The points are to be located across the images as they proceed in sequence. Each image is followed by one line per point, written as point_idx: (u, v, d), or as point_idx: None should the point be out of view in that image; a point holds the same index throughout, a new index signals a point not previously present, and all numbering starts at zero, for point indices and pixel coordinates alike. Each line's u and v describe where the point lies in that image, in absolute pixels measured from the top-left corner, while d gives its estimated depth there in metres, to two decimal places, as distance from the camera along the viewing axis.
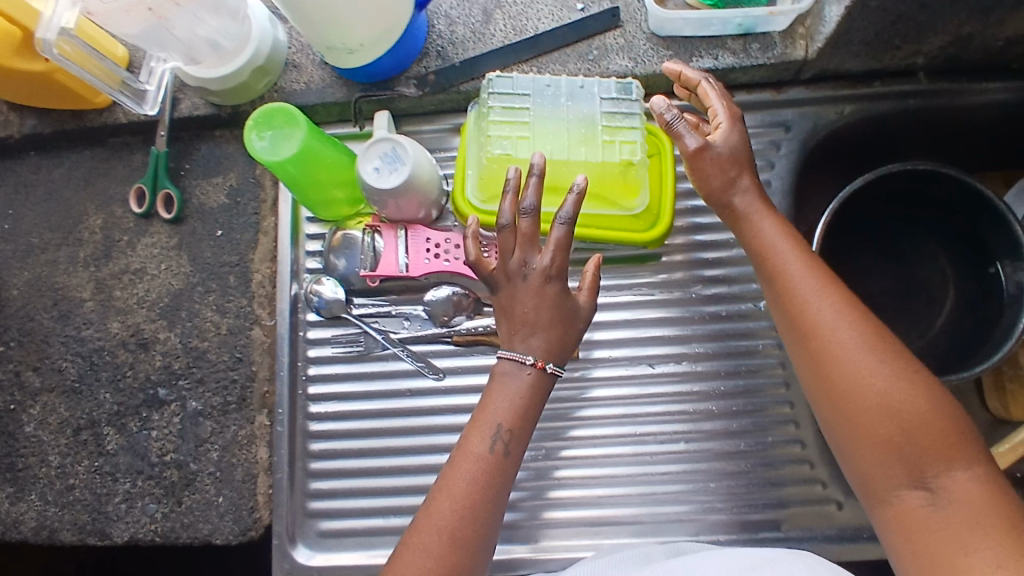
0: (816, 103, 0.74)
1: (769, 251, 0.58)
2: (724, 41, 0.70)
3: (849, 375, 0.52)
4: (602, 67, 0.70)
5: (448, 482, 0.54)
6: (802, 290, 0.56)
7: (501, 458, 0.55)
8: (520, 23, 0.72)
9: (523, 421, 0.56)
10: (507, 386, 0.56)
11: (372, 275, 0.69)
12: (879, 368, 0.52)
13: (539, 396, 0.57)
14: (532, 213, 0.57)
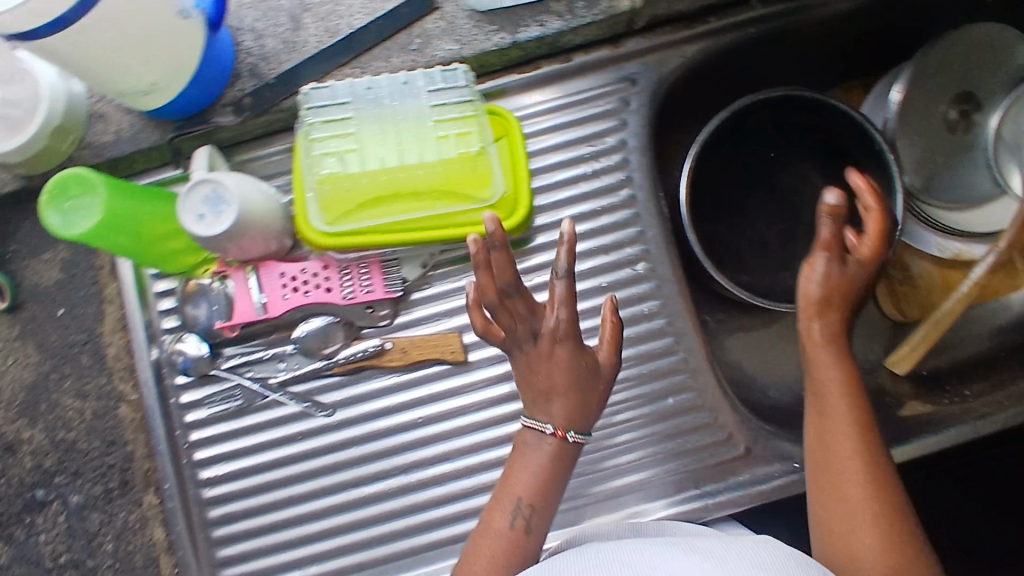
0: (658, 50, 0.72)
1: (817, 364, 0.52)
2: (547, 6, 0.67)
3: (849, 509, 0.48)
4: (427, 55, 0.66)
5: (471, 560, 0.51)
6: (842, 424, 0.51)
7: (525, 532, 0.51)
8: (333, 24, 0.67)
9: (549, 495, 0.52)
10: (535, 453, 0.53)
11: (230, 324, 0.66)
12: (877, 520, 0.47)
13: (564, 464, 0.54)
14: (564, 277, 0.50)
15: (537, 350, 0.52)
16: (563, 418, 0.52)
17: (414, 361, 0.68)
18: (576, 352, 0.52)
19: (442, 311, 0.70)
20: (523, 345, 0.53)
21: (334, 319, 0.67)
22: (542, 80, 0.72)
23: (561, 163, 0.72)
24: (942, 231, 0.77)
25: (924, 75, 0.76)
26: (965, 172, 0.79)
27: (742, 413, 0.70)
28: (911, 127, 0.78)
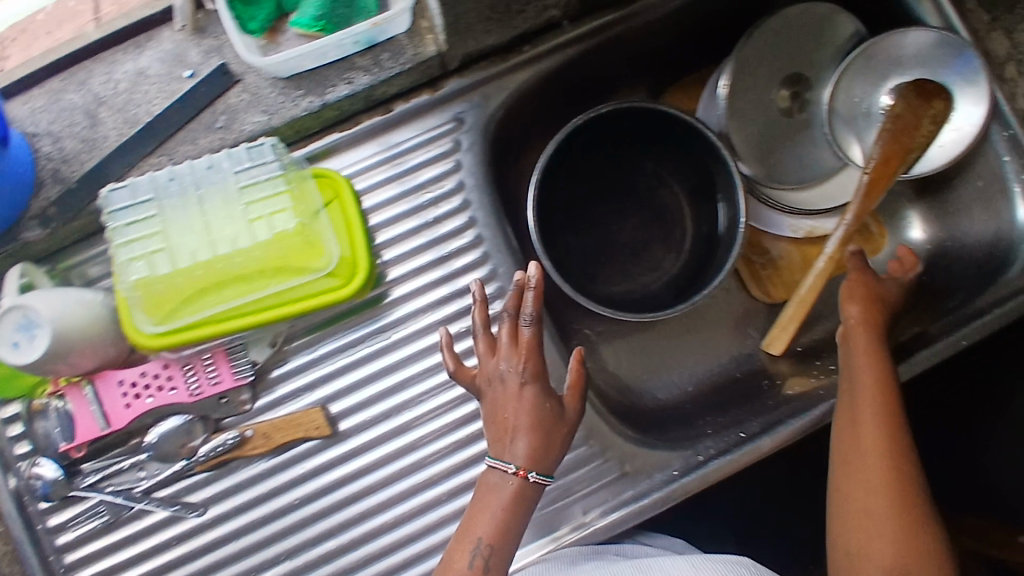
0: (480, 85, 0.71)
1: (849, 405, 0.64)
2: (352, 62, 0.65)
3: (868, 491, 0.59)
4: (236, 131, 0.64)
5: None
6: (869, 415, 0.62)
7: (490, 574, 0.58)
8: (132, 113, 0.64)
9: (507, 537, 0.59)
10: (503, 497, 0.59)
11: (74, 444, 0.65)
12: (885, 503, 0.58)
13: (522, 506, 0.60)
14: (532, 322, 0.62)
15: (501, 389, 0.62)
16: (524, 454, 0.60)
17: (278, 444, 0.67)
18: (537, 392, 0.61)
19: (304, 385, 0.69)
20: (487, 386, 0.63)
21: (190, 416, 0.66)
22: (366, 133, 0.70)
23: (401, 215, 0.71)
24: (793, 213, 0.80)
25: (750, 67, 0.77)
26: (806, 151, 0.81)
27: (615, 432, 0.72)
28: (749, 118, 0.78)
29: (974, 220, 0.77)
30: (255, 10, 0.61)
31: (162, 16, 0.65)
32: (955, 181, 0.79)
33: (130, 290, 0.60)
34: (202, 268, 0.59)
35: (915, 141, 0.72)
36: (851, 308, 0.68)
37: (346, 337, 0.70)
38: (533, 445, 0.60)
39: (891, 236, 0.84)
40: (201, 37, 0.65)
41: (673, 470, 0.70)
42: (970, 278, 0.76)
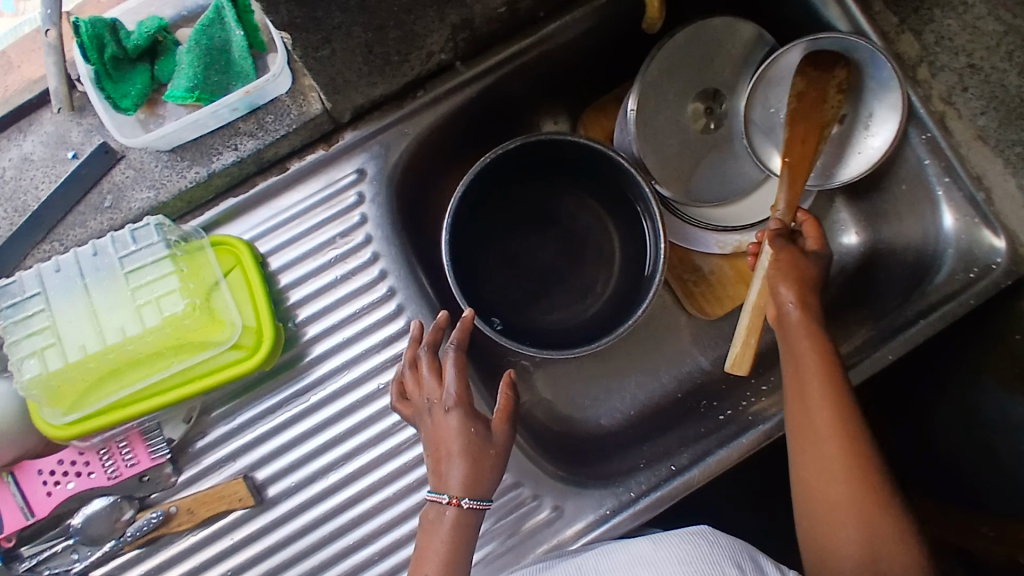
0: (378, 135, 0.69)
1: (797, 390, 0.59)
2: (236, 127, 0.63)
3: (828, 501, 0.55)
4: (125, 210, 0.62)
5: None
6: (815, 398, 0.57)
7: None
8: (20, 201, 0.63)
9: (455, 571, 0.55)
10: (441, 527, 0.56)
11: (4, 535, 0.63)
12: (853, 511, 0.54)
13: (466, 532, 0.57)
14: (452, 352, 0.61)
15: (431, 420, 0.59)
16: (458, 482, 0.56)
17: (202, 518, 0.66)
18: (462, 420, 0.58)
19: (227, 454, 0.68)
20: (420, 420, 0.61)
21: (115, 496, 0.65)
22: (266, 194, 0.68)
23: (311, 275, 0.70)
24: (718, 230, 0.79)
25: (656, 89, 0.75)
26: (726, 166, 0.79)
27: (548, 474, 0.70)
28: (662, 139, 0.77)
29: (903, 224, 0.75)
30: (126, 87, 0.61)
31: (41, 99, 0.65)
32: (881, 184, 0.77)
33: (25, 389, 0.59)
34: None
35: (826, 114, 0.70)
36: (781, 290, 0.60)
37: (264, 404, 0.69)
38: (466, 472, 0.57)
39: None
40: (81, 116, 0.64)
41: (603, 509, 0.68)
42: (902, 282, 0.74)
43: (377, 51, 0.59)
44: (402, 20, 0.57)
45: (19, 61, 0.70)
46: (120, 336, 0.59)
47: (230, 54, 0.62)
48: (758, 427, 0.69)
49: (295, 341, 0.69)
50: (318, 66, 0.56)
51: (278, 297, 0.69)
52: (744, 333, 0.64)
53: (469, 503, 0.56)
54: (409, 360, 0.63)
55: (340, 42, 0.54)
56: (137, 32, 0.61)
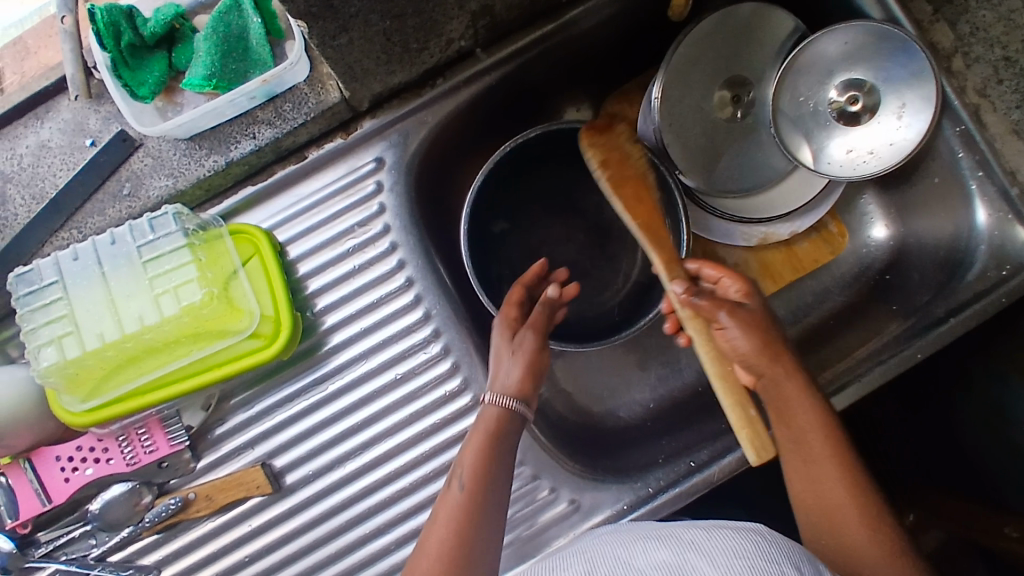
0: (397, 123, 0.68)
1: (779, 416, 0.56)
2: (253, 116, 0.63)
3: (857, 543, 0.51)
4: (143, 198, 0.62)
5: (426, 544, 0.53)
6: (800, 419, 0.55)
7: (477, 493, 0.54)
8: (38, 188, 0.63)
9: (488, 458, 0.56)
10: (483, 424, 0.59)
11: (20, 521, 0.64)
12: (878, 549, 0.50)
13: (494, 426, 0.58)
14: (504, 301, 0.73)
15: None
16: (512, 386, 0.60)
17: (221, 504, 0.66)
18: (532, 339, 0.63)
19: (248, 441, 0.68)
20: None
21: (134, 483, 0.65)
22: (284, 182, 0.68)
23: (329, 264, 0.69)
24: (744, 221, 0.77)
25: (682, 77, 0.73)
26: (753, 157, 0.77)
27: (565, 467, 0.69)
28: (687, 129, 0.75)
29: (934, 218, 0.73)
30: (144, 75, 0.60)
31: (57, 86, 0.65)
32: (913, 176, 0.75)
33: (43, 376, 0.58)
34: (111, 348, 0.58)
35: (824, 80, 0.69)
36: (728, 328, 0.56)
37: (282, 393, 0.69)
38: (517, 378, 0.61)
39: (852, 236, 0.80)
40: (98, 103, 0.64)
41: (620, 505, 0.67)
42: (933, 277, 0.72)
43: (395, 39, 0.58)
44: (420, 7, 0.55)
45: (35, 47, 0.71)
46: (140, 323, 0.58)
47: (247, 42, 0.61)
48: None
49: (312, 330, 0.69)
50: (335, 54, 0.55)
51: (295, 286, 0.68)
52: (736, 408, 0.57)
53: (497, 398, 0.60)
54: (511, 297, 0.67)
55: (356, 29, 0.53)
56: (154, 20, 0.60)
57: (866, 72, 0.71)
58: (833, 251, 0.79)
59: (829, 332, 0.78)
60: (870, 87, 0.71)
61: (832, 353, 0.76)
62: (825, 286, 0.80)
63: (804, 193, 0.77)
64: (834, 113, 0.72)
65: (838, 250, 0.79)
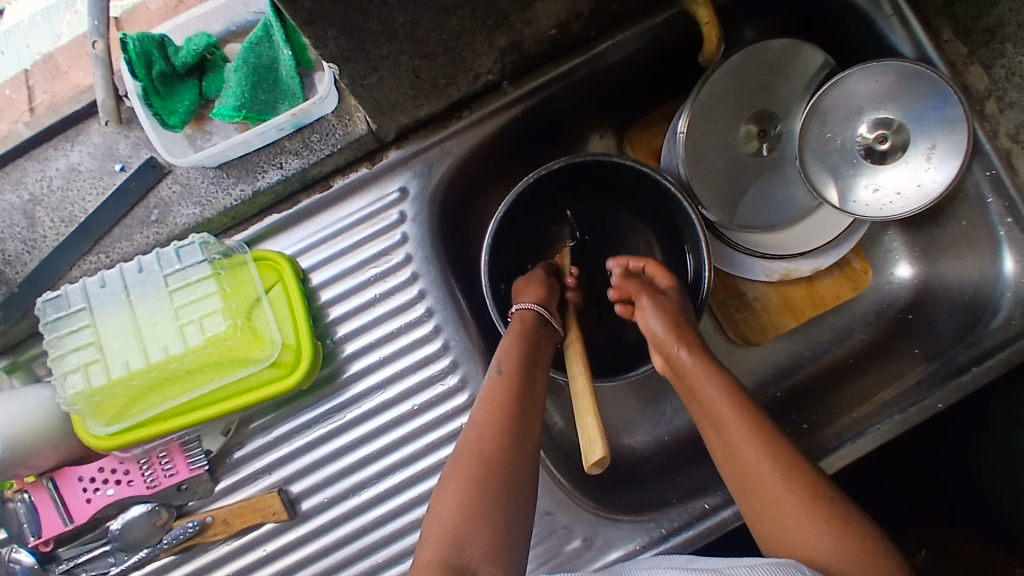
0: (422, 154, 0.68)
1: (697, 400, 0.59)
2: (281, 146, 0.63)
3: (771, 508, 0.53)
4: (170, 225, 0.63)
5: (469, 423, 0.58)
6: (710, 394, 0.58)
7: (518, 378, 0.60)
8: (67, 212, 0.64)
9: (523, 352, 0.62)
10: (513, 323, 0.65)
11: (43, 539, 0.65)
12: (793, 505, 0.52)
13: (524, 330, 0.64)
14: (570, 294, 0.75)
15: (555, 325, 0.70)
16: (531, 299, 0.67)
17: (237, 530, 0.67)
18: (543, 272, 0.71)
19: (266, 465, 0.69)
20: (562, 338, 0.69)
21: (154, 504, 0.66)
22: (309, 211, 0.68)
23: (349, 293, 0.69)
24: (765, 257, 0.77)
25: (708, 111, 0.72)
26: (776, 192, 0.76)
27: (580, 503, 0.69)
28: (711, 163, 0.74)
29: (961, 261, 0.72)
30: (174, 104, 0.61)
31: (87, 111, 0.65)
32: (940, 218, 0.74)
33: (69, 404, 0.59)
34: (136, 377, 0.59)
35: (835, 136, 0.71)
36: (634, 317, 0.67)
37: (301, 419, 0.69)
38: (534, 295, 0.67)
39: (876, 273, 0.79)
40: (128, 129, 0.64)
41: (633, 544, 0.67)
42: (957, 321, 0.71)
43: (423, 76, 0.58)
44: (450, 46, 0.55)
45: (67, 67, 0.71)
46: (163, 354, 0.59)
47: (277, 72, 0.62)
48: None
49: (332, 357, 0.69)
50: (363, 92, 0.56)
51: (317, 314, 0.69)
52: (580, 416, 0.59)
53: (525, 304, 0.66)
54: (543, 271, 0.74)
55: (386, 68, 0.53)
56: (186, 49, 0.61)
57: (896, 111, 0.70)
58: (856, 288, 0.79)
59: (849, 371, 0.78)
60: (899, 126, 0.70)
61: (852, 395, 0.75)
62: (846, 324, 0.79)
63: (829, 229, 0.77)
64: (861, 151, 0.71)
65: (860, 287, 0.79)
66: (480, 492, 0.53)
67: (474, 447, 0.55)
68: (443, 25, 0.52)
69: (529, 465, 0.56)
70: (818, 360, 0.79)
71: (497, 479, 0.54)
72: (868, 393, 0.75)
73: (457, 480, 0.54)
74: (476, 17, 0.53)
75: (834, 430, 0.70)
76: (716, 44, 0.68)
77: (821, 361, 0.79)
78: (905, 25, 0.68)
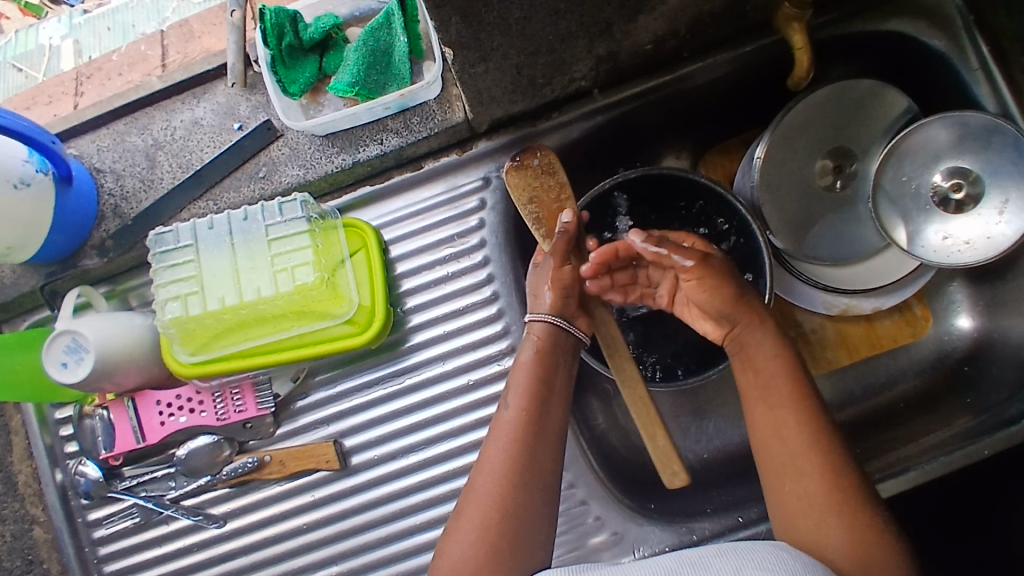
0: (508, 148, 0.73)
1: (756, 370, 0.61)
2: (384, 124, 0.69)
3: (799, 485, 0.56)
4: (275, 182, 0.69)
5: (481, 468, 0.58)
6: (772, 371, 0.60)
7: (530, 413, 0.60)
8: (185, 159, 0.71)
9: (539, 384, 0.62)
10: (529, 343, 0.65)
11: (113, 453, 0.72)
12: (818, 494, 0.55)
13: (550, 349, 0.64)
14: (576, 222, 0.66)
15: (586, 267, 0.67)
16: (549, 307, 0.65)
17: (292, 471, 0.72)
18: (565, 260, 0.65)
19: (325, 417, 0.74)
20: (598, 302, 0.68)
21: (219, 437, 0.72)
22: (397, 188, 0.74)
23: (424, 269, 0.74)
24: (828, 290, 0.78)
25: (789, 141, 0.75)
26: (843, 229, 0.78)
27: (614, 499, 0.72)
28: (783, 193, 0.77)
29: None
30: (296, 74, 0.67)
31: (216, 72, 0.72)
32: (1008, 273, 0.75)
33: (165, 327, 0.65)
34: (228, 312, 0.65)
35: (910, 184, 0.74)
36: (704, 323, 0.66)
37: (363, 378, 0.74)
38: (552, 295, 0.65)
39: (936, 322, 0.80)
40: (250, 92, 0.71)
41: (663, 546, 0.69)
42: (1013, 376, 0.72)
43: (524, 73, 0.63)
44: (554, 48, 0.60)
45: (200, 32, 0.80)
46: (254, 296, 0.64)
47: (391, 56, 0.67)
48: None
49: (400, 325, 0.74)
50: (470, 81, 0.61)
51: (392, 283, 0.74)
52: (647, 441, 0.64)
53: (546, 316, 0.65)
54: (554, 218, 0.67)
55: (496, 61, 0.59)
56: (314, 26, 0.68)
57: (973, 162, 0.71)
58: (914, 334, 0.80)
59: (898, 413, 0.78)
60: (976, 177, 0.72)
61: (898, 436, 0.76)
62: (899, 368, 0.80)
63: (895, 270, 0.78)
64: (934, 199, 0.73)
65: (919, 333, 0.79)
66: (489, 543, 0.55)
67: (479, 501, 0.57)
68: (553, 27, 0.57)
69: (539, 517, 0.57)
70: (868, 399, 0.80)
71: (502, 543, 0.55)
72: (914, 436, 0.75)
73: (464, 527, 0.56)
74: (583, 23, 0.58)
75: (877, 465, 0.72)
76: (807, 69, 0.66)
77: (870, 400, 0.80)
78: (990, 79, 0.71)
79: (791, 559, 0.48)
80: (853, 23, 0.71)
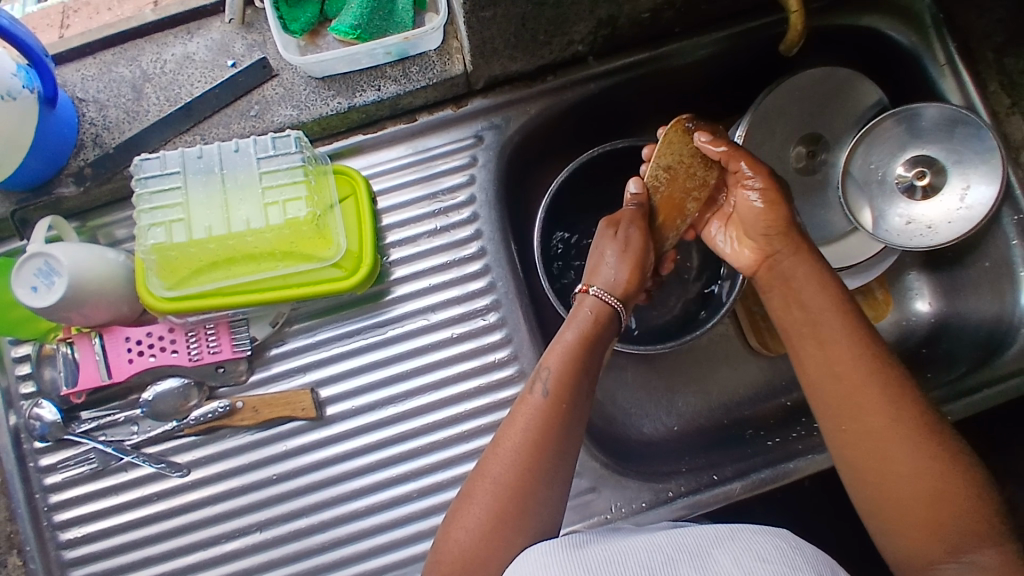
0: (503, 107, 0.74)
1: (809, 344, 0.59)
2: (382, 71, 0.69)
3: (874, 444, 0.54)
4: (267, 122, 0.69)
5: (506, 432, 0.58)
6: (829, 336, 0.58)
7: (560, 391, 0.58)
8: (174, 92, 0.69)
9: (577, 365, 0.60)
10: (576, 320, 0.62)
11: (76, 391, 0.69)
12: (900, 445, 0.53)
13: (597, 330, 0.63)
14: (642, 199, 0.68)
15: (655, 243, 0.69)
16: (620, 288, 0.65)
17: (264, 419, 0.70)
18: (640, 232, 0.66)
19: (302, 365, 0.72)
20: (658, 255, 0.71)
21: (188, 380, 0.70)
22: (389, 139, 0.74)
23: (411, 224, 0.74)
24: None
25: (767, 123, 0.78)
26: (814, 212, 0.82)
27: (590, 457, 0.72)
28: None
29: (980, 301, 0.78)
30: (298, 13, 0.67)
31: (214, 8, 0.71)
32: (965, 259, 0.79)
33: (145, 252, 0.65)
34: (213, 242, 0.65)
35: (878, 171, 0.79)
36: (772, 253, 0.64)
37: (345, 327, 0.73)
38: (630, 274, 0.65)
39: (896, 307, 0.85)
40: (247, 31, 0.71)
41: (639, 503, 0.70)
42: (969, 353, 0.77)
43: (529, 26, 0.64)
44: (558, 3, 0.62)
45: None
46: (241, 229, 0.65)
47: (395, 4, 0.68)
48: (806, 457, 0.71)
49: (384, 276, 0.73)
50: (475, 26, 0.62)
51: (377, 234, 0.73)
52: None
53: (600, 292, 0.64)
54: (633, 190, 0.68)
55: (503, 9, 0.60)
56: None
57: (938, 151, 0.76)
58: (876, 316, 0.84)
59: None
60: (940, 168, 0.76)
61: None
62: None
63: (860, 253, 0.82)
64: (900, 186, 0.77)
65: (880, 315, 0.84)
66: (495, 530, 0.54)
67: (492, 471, 0.57)
68: None
69: (551, 491, 0.56)
70: None
71: (512, 510, 0.55)
72: None
73: (476, 502, 0.56)
74: None
75: None
76: (799, 34, 0.68)
77: None
78: (955, 74, 0.75)
79: (794, 553, 0.44)
80: (832, 16, 0.76)
